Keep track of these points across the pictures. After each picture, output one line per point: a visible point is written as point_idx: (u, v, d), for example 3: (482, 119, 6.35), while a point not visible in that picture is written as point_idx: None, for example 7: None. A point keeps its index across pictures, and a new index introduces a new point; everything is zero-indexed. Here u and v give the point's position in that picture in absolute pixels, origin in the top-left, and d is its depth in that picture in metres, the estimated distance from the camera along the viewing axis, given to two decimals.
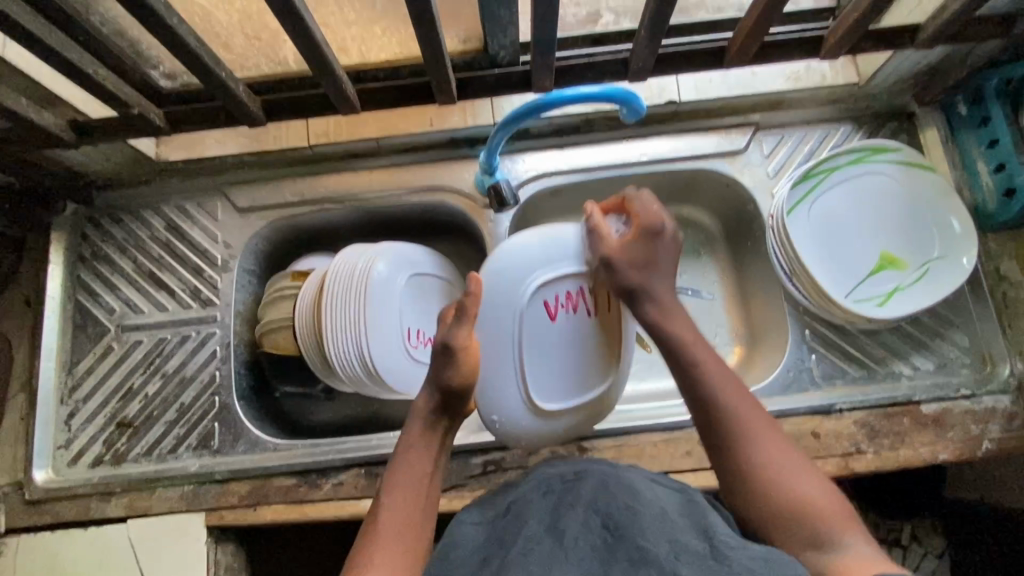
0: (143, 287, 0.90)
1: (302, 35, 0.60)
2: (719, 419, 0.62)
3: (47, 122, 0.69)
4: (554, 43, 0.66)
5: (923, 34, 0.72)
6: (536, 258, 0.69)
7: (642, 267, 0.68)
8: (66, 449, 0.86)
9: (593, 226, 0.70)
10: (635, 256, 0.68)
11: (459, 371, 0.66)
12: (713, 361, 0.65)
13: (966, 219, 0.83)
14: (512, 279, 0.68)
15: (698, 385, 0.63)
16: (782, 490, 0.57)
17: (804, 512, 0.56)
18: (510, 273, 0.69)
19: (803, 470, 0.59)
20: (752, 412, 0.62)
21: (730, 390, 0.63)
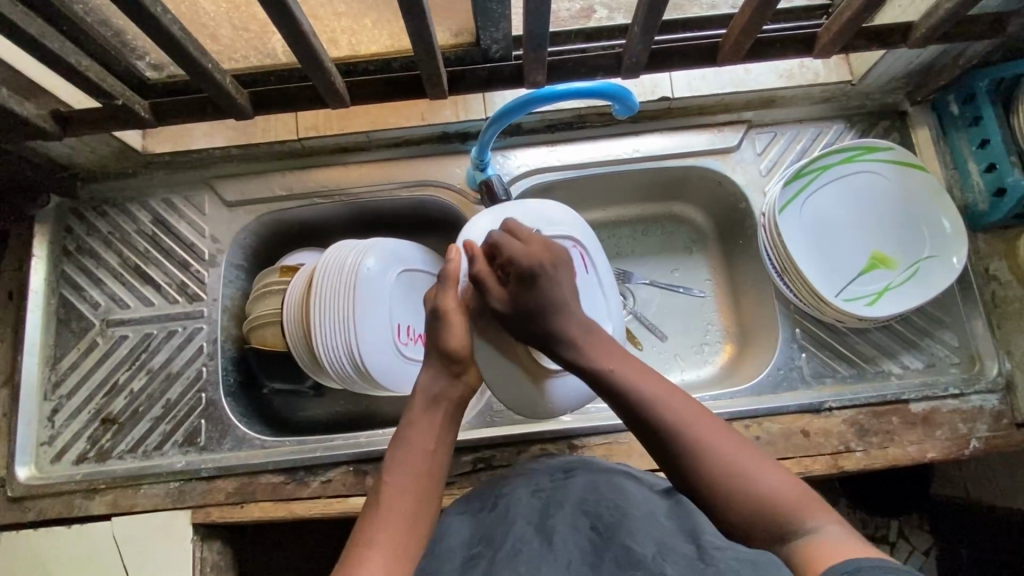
0: (129, 281, 0.89)
1: (289, 27, 0.59)
2: (661, 425, 0.57)
3: (29, 112, 0.68)
4: (547, 37, 0.66)
5: (916, 32, 0.71)
6: (504, 233, 0.73)
7: (539, 310, 0.63)
8: (50, 445, 0.84)
9: (475, 275, 0.66)
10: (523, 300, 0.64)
11: (451, 335, 0.66)
12: (635, 368, 0.62)
13: (958, 220, 0.82)
14: (480, 249, 0.71)
15: (630, 398, 0.59)
16: (740, 482, 0.53)
17: (766, 507, 0.52)
18: (480, 248, 0.72)
19: (754, 460, 0.55)
20: (668, 397, 0.59)
21: (662, 394, 0.59)
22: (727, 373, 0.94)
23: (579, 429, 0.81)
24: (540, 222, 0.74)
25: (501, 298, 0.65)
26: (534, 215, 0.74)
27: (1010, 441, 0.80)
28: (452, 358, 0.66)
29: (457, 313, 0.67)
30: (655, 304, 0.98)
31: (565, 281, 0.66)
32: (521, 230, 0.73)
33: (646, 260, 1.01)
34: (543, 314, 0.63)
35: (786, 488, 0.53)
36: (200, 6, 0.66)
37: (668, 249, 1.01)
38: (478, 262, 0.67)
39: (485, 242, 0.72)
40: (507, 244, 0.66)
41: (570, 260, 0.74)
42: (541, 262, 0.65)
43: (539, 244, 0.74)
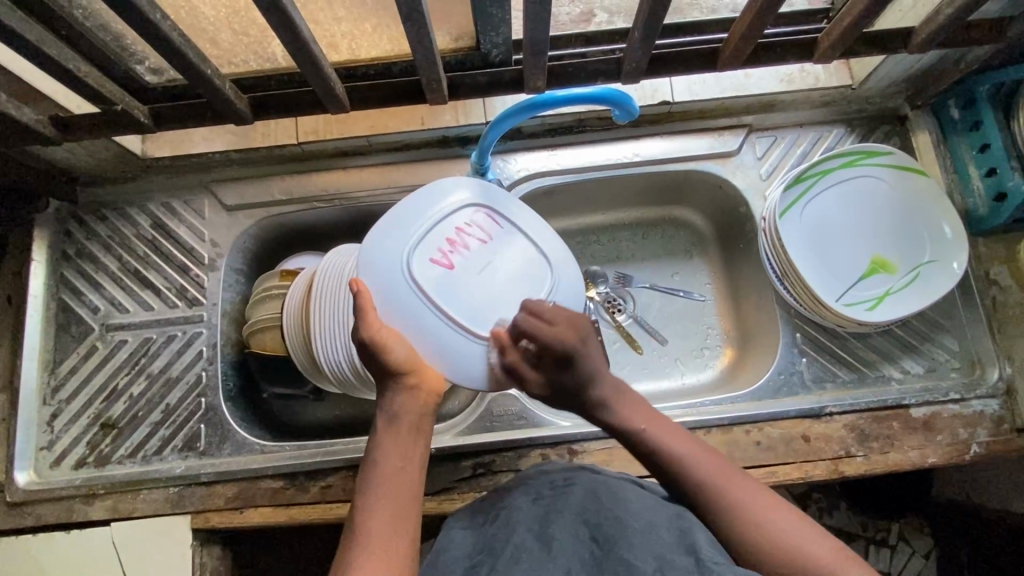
0: (129, 286, 0.89)
1: (289, 32, 0.59)
2: (690, 479, 0.61)
3: (29, 117, 0.68)
4: (547, 43, 0.66)
5: (917, 37, 0.71)
6: (404, 229, 0.64)
7: (577, 388, 0.66)
8: (49, 450, 0.84)
9: (510, 365, 0.64)
10: (559, 381, 0.66)
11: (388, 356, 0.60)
12: (667, 426, 0.66)
13: (958, 224, 0.83)
14: (379, 249, 0.63)
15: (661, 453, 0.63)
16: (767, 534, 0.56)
17: (794, 558, 0.55)
18: (382, 256, 0.62)
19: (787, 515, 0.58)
20: (704, 458, 0.62)
21: (689, 446, 0.63)
22: (727, 377, 0.94)
23: (580, 434, 0.81)
24: (433, 201, 0.67)
25: (537, 384, 0.66)
26: (427, 196, 0.67)
27: (1011, 446, 0.80)
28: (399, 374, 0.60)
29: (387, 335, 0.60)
30: (655, 308, 0.98)
31: (595, 360, 0.67)
32: (410, 228, 0.64)
33: (646, 264, 1.01)
34: (581, 392, 0.67)
35: (809, 539, 0.56)
36: (200, 10, 0.66)
37: (668, 252, 1.01)
38: (510, 353, 0.63)
39: (385, 249, 0.63)
40: (537, 326, 0.63)
41: (477, 224, 0.68)
42: (572, 345, 0.64)
43: (438, 225, 0.66)
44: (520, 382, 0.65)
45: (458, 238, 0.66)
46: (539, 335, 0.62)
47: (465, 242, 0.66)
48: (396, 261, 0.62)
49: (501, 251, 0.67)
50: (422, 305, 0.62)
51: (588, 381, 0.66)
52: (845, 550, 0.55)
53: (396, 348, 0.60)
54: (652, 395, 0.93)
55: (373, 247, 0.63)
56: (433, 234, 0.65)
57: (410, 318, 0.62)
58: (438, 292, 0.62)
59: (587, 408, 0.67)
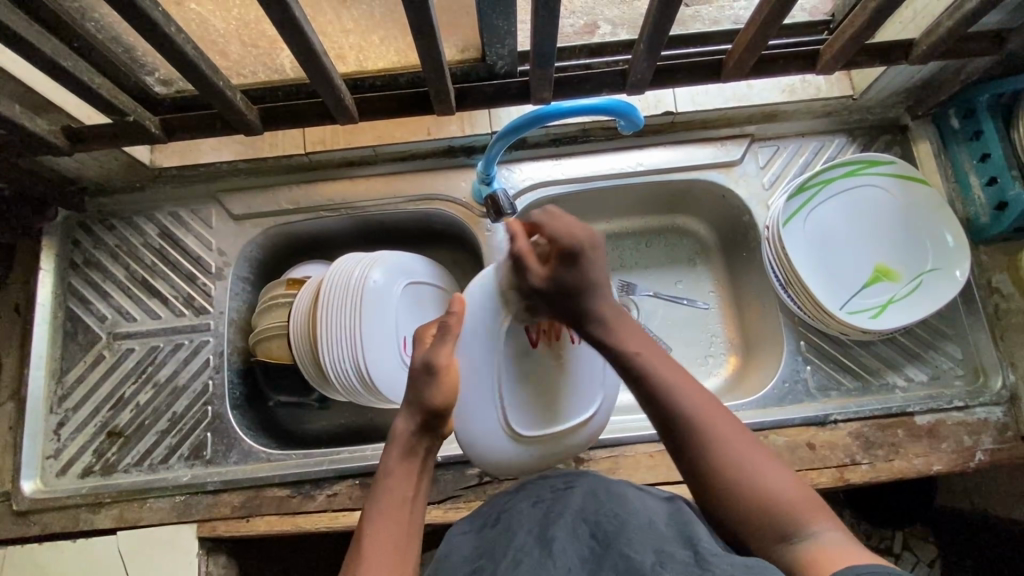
0: (136, 295, 0.89)
1: (300, 44, 0.60)
2: (673, 413, 0.59)
3: (41, 128, 0.69)
4: (553, 56, 0.67)
5: (917, 49, 0.72)
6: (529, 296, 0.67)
7: (576, 288, 0.63)
8: (56, 458, 0.84)
9: (519, 253, 0.65)
10: (564, 278, 0.63)
11: (439, 389, 0.62)
12: (662, 358, 0.63)
13: (960, 232, 0.83)
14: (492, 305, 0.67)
15: (650, 383, 0.61)
16: (739, 477, 0.56)
17: (766, 505, 0.54)
18: (494, 301, 0.67)
19: (765, 462, 0.57)
20: (692, 391, 0.60)
21: (682, 383, 0.61)
22: (732, 385, 0.94)
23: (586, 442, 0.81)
24: None
25: (541, 277, 0.64)
26: None
27: (1015, 454, 0.80)
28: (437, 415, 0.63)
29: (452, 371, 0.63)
30: (659, 316, 0.98)
31: (600, 268, 0.65)
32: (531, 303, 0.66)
33: (650, 272, 1.01)
34: (580, 293, 0.63)
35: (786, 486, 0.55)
36: (211, 23, 0.67)
37: (672, 260, 1.01)
38: (520, 243, 0.65)
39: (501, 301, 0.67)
40: (550, 220, 0.65)
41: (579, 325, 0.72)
42: (581, 243, 0.63)
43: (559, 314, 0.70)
44: (521, 273, 0.65)
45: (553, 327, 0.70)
46: (554, 231, 0.64)
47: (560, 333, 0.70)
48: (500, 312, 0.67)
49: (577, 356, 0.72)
50: (483, 366, 0.67)
51: (587, 289, 0.64)
52: (822, 504, 0.54)
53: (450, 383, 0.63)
54: None
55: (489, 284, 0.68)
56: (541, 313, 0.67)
57: (467, 366, 0.67)
58: (506, 363, 0.68)
59: (578, 318, 0.64)
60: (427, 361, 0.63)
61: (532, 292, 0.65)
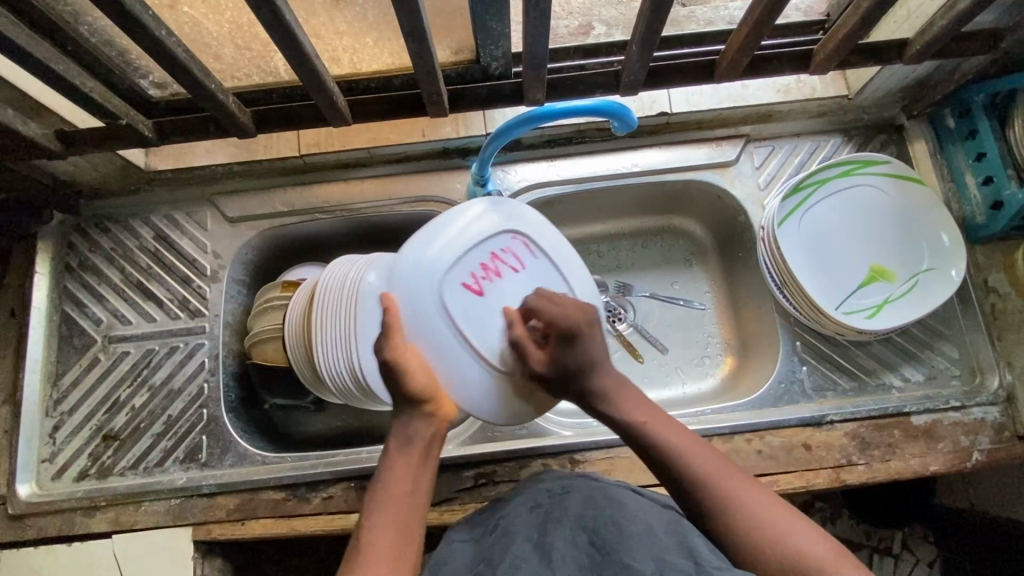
0: (131, 298, 0.89)
1: (292, 47, 0.60)
2: (683, 475, 0.61)
3: (34, 132, 0.69)
4: (546, 58, 0.67)
5: (911, 48, 0.72)
6: (445, 247, 0.68)
7: (578, 369, 0.67)
8: (51, 462, 0.84)
9: (517, 339, 0.66)
10: (564, 364, 0.67)
11: (410, 379, 0.63)
12: (668, 423, 0.65)
13: (956, 232, 0.83)
14: (421, 275, 0.66)
15: (663, 455, 0.63)
16: (760, 536, 0.56)
17: (794, 562, 0.54)
18: (415, 273, 0.66)
19: (783, 516, 0.57)
20: (697, 452, 0.62)
21: (694, 449, 0.63)
22: (728, 386, 0.94)
23: (582, 444, 0.81)
24: (470, 220, 0.70)
25: (542, 361, 0.67)
26: (460, 218, 0.70)
27: (1012, 454, 0.80)
28: (418, 400, 0.63)
29: (410, 357, 0.63)
30: (656, 317, 0.98)
31: (597, 346, 0.68)
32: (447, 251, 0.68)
33: (646, 273, 1.01)
34: (583, 375, 0.67)
35: (807, 537, 0.56)
36: (204, 27, 0.67)
37: (668, 261, 1.01)
38: (518, 328, 0.67)
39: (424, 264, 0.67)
40: (543, 307, 0.68)
41: (513, 251, 0.72)
42: (578, 324, 0.67)
43: (478, 245, 0.69)
44: (522, 359, 0.67)
45: (492, 265, 0.70)
46: (551, 314, 0.66)
47: (498, 269, 0.70)
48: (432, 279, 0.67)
49: (530, 281, 0.72)
50: (446, 333, 0.66)
51: (589, 368, 0.67)
52: (844, 552, 0.55)
53: (416, 370, 0.63)
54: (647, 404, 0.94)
55: (408, 260, 0.67)
56: (468, 258, 0.69)
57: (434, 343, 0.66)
58: (465, 318, 0.67)
59: (579, 396, 0.68)
60: (385, 362, 0.63)
61: (534, 377, 0.68)
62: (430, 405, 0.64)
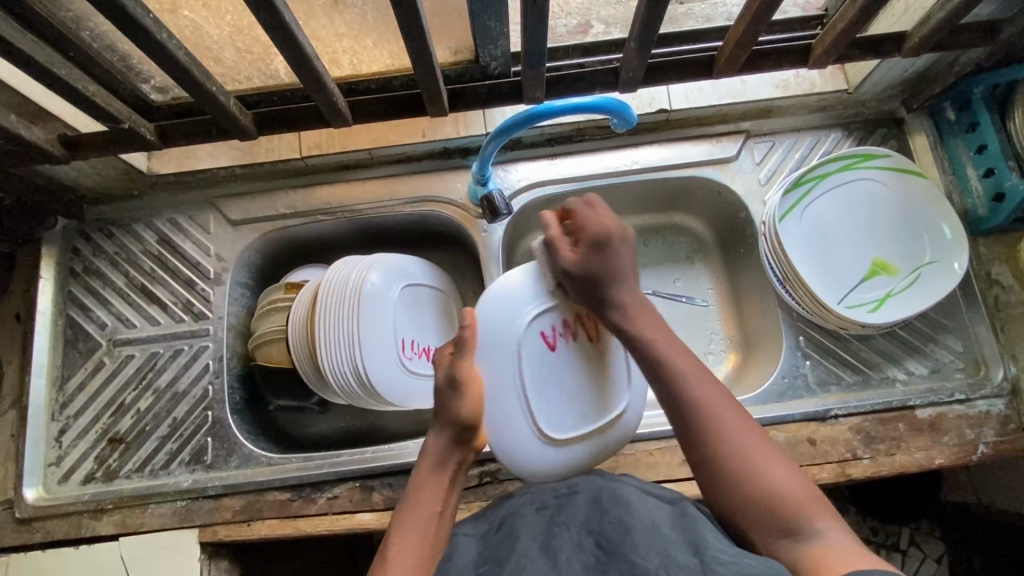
0: (135, 302, 0.90)
1: (292, 49, 0.60)
2: (681, 396, 0.61)
3: (37, 138, 0.69)
4: (544, 55, 0.67)
5: (909, 41, 0.72)
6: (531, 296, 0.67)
7: (603, 272, 0.65)
8: (57, 466, 0.85)
9: (549, 240, 0.67)
10: (593, 264, 0.65)
11: (464, 406, 0.65)
12: (676, 345, 0.64)
13: (958, 224, 0.83)
14: (503, 318, 0.66)
15: (666, 373, 0.62)
16: (744, 467, 0.57)
17: (769, 501, 0.55)
18: (504, 316, 0.66)
19: (766, 453, 0.57)
20: (698, 375, 0.62)
21: (696, 373, 0.62)
22: (731, 382, 0.94)
23: None
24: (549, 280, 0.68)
25: (572, 260, 0.65)
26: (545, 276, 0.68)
27: (1019, 446, 0.79)
28: (463, 427, 0.65)
29: (475, 382, 0.65)
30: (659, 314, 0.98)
31: (625, 260, 0.67)
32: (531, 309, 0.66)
33: (648, 271, 1.01)
34: (606, 280, 0.65)
35: (782, 474, 0.56)
36: (205, 30, 0.68)
37: (669, 258, 1.01)
38: (552, 229, 0.68)
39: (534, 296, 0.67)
40: (582, 211, 0.69)
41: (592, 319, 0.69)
42: (612, 233, 0.66)
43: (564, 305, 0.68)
44: (551, 255, 0.67)
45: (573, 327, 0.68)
46: (587, 219, 0.67)
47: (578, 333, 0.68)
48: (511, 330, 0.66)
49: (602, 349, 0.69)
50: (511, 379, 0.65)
51: (615, 277, 0.65)
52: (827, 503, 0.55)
53: (473, 396, 0.65)
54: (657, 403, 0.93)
55: (493, 299, 0.67)
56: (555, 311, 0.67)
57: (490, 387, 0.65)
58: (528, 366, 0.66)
59: (601, 304, 0.65)
60: (450, 379, 0.64)
61: (563, 275, 0.66)
62: (472, 436, 0.66)
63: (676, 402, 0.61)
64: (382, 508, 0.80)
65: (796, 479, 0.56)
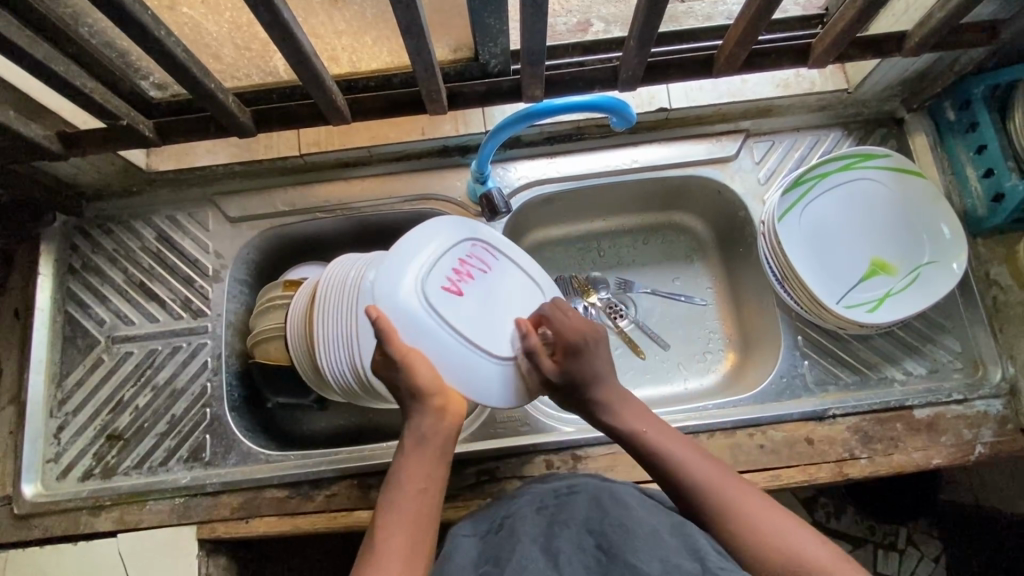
0: (134, 298, 0.90)
1: (291, 47, 0.60)
2: (689, 488, 0.65)
3: (36, 134, 0.69)
4: (544, 53, 0.67)
5: (910, 41, 0.72)
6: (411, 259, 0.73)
7: (583, 379, 0.74)
8: (56, 462, 0.85)
9: (531, 348, 0.74)
10: (571, 370, 0.74)
11: (413, 377, 0.66)
12: (674, 438, 0.70)
13: (957, 224, 0.83)
14: (392, 296, 0.70)
15: (670, 469, 0.67)
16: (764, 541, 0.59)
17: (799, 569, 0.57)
18: (393, 288, 0.70)
19: (780, 521, 0.60)
20: (697, 462, 0.67)
21: (697, 463, 0.67)
22: (730, 381, 0.94)
23: (584, 439, 0.81)
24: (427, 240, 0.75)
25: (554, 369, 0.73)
26: (416, 239, 0.74)
27: (1016, 447, 0.79)
28: (424, 394, 0.67)
29: (413, 356, 0.67)
30: (657, 313, 0.98)
31: (602, 360, 0.75)
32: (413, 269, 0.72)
33: (648, 269, 1.01)
34: (589, 385, 0.74)
35: (801, 539, 0.59)
36: (204, 26, 0.67)
37: (668, 257, 1.01)
38: (530, 336, 0.74)
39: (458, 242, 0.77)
40: (555, 315, 0.76)
41: (476, 255, 0.79)
42: (584, 337, 0.74)
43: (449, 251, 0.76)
44: (535, 366, 0.74)
45: (462, 269, 0.77)
46: (561, 328, 0.75)
47: (468, 270, 0.77)
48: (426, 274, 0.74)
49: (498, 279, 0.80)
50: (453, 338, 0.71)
51: (595, 379, 0.74)
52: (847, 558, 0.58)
53: (422, 366, 0.67)
54: (655, 403, 0.93)
55: (383, 281, 0.71)
56: (441, 263, 0.74)
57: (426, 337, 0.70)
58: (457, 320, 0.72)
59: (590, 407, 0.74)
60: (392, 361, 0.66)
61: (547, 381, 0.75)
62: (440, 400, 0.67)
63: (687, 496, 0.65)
64: None
65: (813, 540, 0.59)
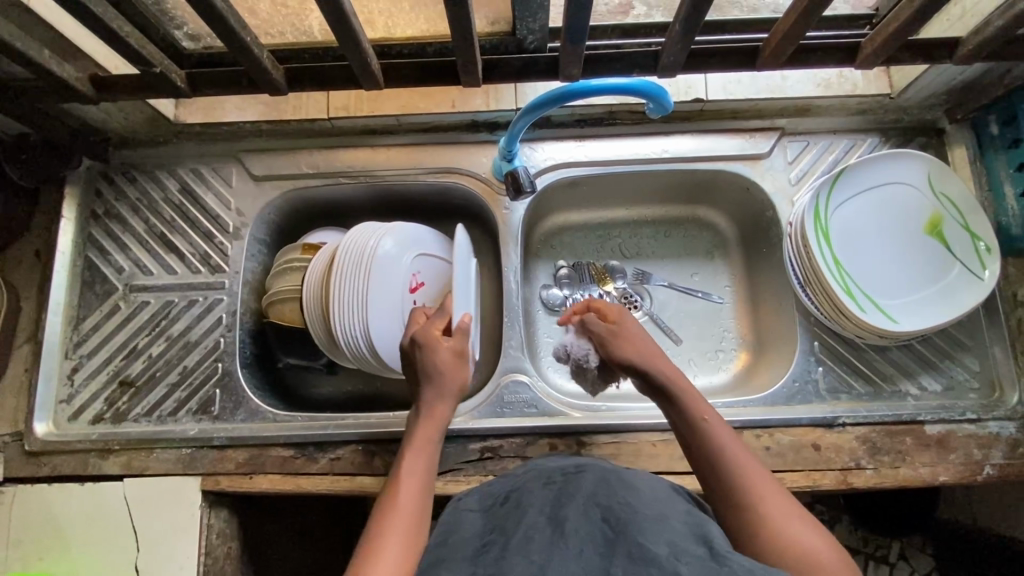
0: (154, 249, 0.90)
1: (331, 5, 0.59)
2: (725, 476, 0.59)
3: (68, 75, 0.69)
4: (586, 31, 0.65)
5: (963, 48, 0.70)
6: (869, 239, 0.85)
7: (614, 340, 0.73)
8: (68, 403, 0.86)
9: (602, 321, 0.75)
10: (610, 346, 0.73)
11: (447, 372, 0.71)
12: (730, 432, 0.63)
13: (994, 240, 0.81)
14: (895, 275, 0.84)
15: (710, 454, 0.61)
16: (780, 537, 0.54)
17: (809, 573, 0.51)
18: (862, 264, 0.85)
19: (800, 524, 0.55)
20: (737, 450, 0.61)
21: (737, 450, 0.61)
22: (740, 381, 0.93)
23: (589, 426, 0.81)
24: (909, 210, 0.85)
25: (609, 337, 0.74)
26: (897, 203, 0.85)
27: None
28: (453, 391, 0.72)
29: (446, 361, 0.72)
30: (672, 308, 0.97)
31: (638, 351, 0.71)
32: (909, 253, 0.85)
33: (667, 263, 1.00)
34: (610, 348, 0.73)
35: (825, 547, 0.53)
36: None
37: (689, 252, 1.00)
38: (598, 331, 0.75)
39: (911, 231, 0.85)
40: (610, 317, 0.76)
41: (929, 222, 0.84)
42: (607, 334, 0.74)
43: (903, 226, 0.85)
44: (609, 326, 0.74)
45: (912, 239, 0.85)
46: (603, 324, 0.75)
47: (915, 240, 0.85)
48: (884, 300, 0.83)
49: (919, 242, 0.85)
50: (910, 268, 0.84)
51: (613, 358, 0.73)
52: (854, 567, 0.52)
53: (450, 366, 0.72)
54: None
55: (872, 260, 0.85)
56: (900, 247, 0.85)
57: (912, 270, 0.84)
58: (907, 269, 0.84)
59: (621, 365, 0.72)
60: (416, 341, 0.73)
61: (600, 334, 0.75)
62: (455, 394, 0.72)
63: (710, 479, 0.60)
64: (383, 473, 0.81)
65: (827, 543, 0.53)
